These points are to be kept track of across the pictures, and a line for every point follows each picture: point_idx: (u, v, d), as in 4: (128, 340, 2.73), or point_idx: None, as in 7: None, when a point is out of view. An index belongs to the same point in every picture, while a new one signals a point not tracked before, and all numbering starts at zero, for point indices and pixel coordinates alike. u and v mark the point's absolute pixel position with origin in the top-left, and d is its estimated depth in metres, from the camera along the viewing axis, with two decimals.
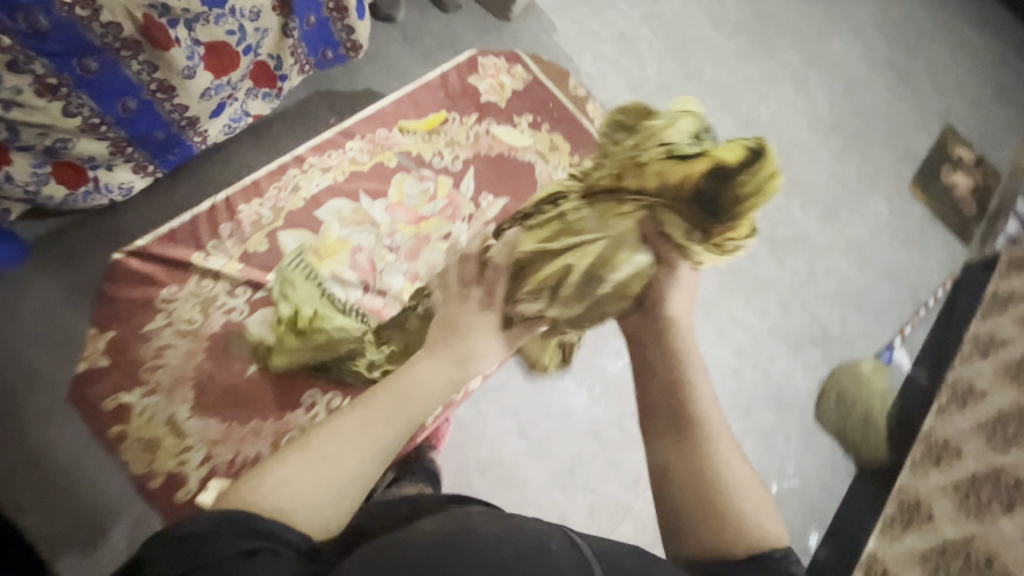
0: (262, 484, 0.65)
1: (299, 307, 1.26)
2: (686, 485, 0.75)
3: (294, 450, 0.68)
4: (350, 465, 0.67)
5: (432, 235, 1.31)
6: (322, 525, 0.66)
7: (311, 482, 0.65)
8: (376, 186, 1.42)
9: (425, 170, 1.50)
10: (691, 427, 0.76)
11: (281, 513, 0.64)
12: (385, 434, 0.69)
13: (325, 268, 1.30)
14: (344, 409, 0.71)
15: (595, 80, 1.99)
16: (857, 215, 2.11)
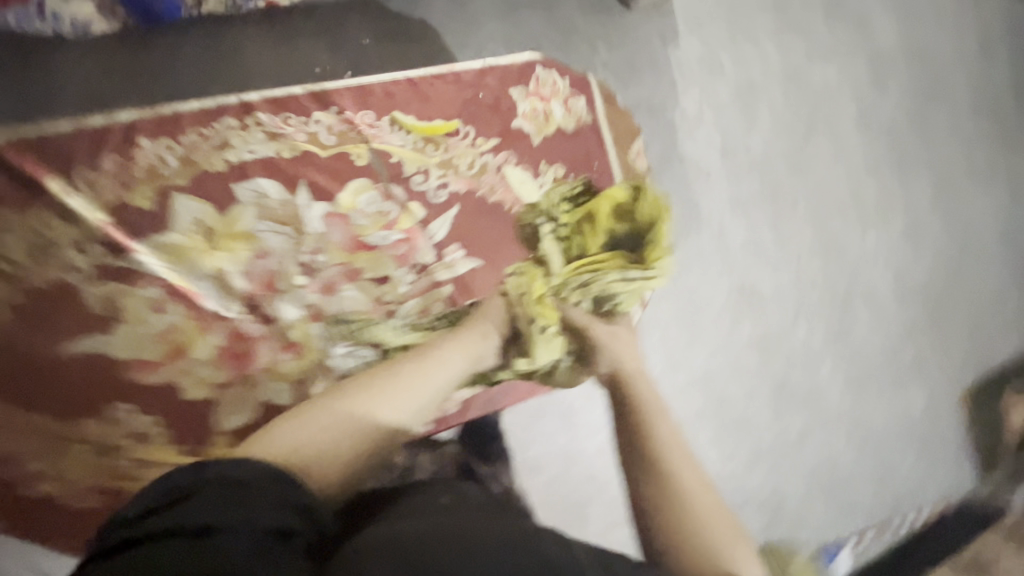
0: (274, 446, 0.71)
1: (145, 297, 0.84)
2: (693, 557, 0.73)
3: (320, 405, 0.78)
4: (353, 436, 0.75)
5: (359, 265, 0.94)
6: (325, 480, 0.70)
7: (318, 451, 0.71)
8: (326, 168, 0.93)
9: (410, 174, 0.98)
10: (691, 517, 0.78)
11: (301, 463, 0.69)
12: (416, 390, 0.84)
13: (202, 253, 0.87)
14: (372, 372, 0.85)
15: (694, 132, 1.43)
16: (890, 396, 1.49)
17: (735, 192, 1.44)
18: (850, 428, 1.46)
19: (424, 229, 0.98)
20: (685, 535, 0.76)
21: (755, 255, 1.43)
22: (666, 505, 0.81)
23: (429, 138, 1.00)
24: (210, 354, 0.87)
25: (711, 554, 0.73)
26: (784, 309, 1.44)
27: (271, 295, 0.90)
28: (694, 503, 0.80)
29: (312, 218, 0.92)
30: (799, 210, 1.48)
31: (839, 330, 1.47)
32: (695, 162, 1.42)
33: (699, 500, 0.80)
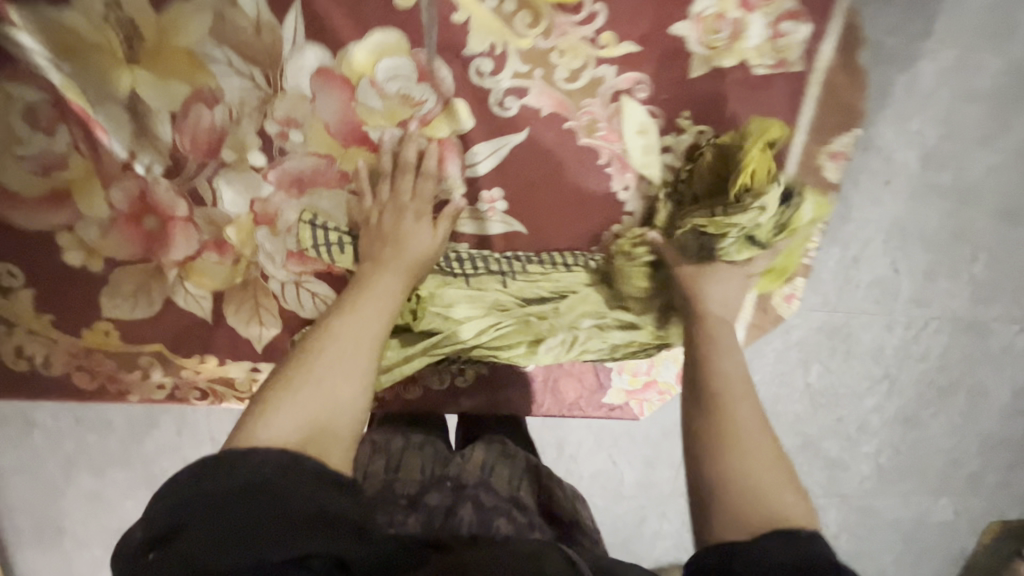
0: (276, 419, 0.41)
1: (18, 99, 0.55)
2: (732, 453, 0.41)
3: (281, 384, 0.44)
4: (362, 378, 0.47)
5: (347, 167, 0.61)
6: (358, 429, 0.44)
7: (327, 388, 0.44)
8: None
9: (473, 56, 0.59)
10: (722, 382, 0.46)
11: (332, 434, 0.42)
12: (372, 314, 0.53)
13: (112, 63, 0.54)
14: (338, 313, 0.52)
15: (910, 112, 0.72)
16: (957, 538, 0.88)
17: (907, 217, 0.76)
18: (847, 513, 0.87)
19: (463, 150, 0.62)
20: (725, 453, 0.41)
21: (877, 303, 0.79)
22: (713, 370, 0.47)
23: (527, 5, 0.58)
24: (106, 218, 0.60)
25: (758, 480, 0.40)
26: (867, 372, 0.81)
27: (208, 167, 0.59)
28: (705, 327, 0.52)
29: (293, 69, 0.57)
30: (975, 266, 0.79)
31: (911, 413, 0.84)
32: (881, 150, 0.72)
33: (732, 378, 0.46)
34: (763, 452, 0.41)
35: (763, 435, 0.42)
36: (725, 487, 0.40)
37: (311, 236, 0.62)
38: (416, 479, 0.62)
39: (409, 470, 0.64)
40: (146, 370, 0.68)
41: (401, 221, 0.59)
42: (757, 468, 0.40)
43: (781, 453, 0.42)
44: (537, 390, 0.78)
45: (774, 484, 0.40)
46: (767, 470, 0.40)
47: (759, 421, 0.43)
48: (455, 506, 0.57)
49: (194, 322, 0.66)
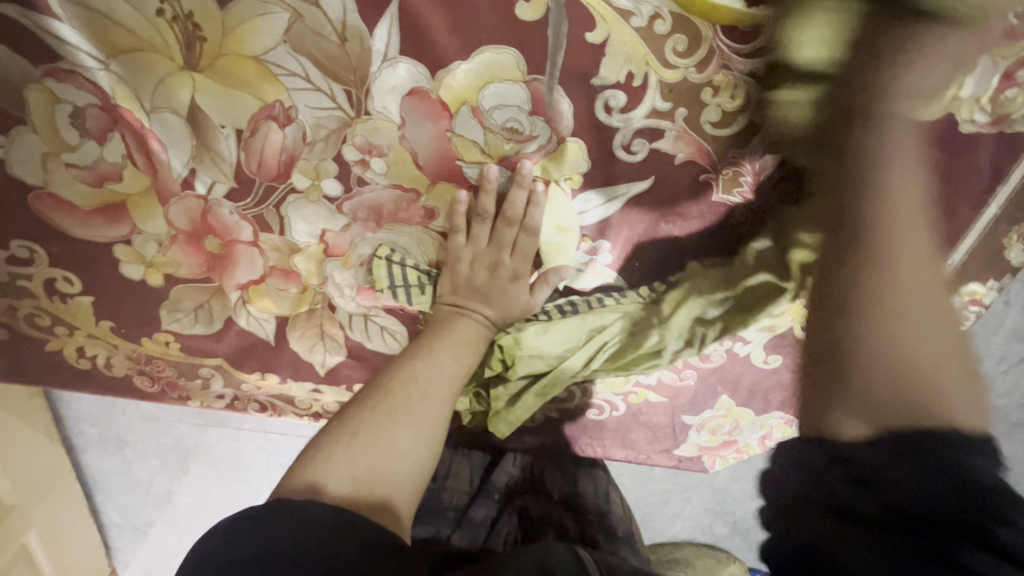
0: (336, 469, 0.45)
1: (68, 102, 0.47)
2: (878, 375, 0.39)
3: (345, 427, 0.47)
4: (422, 436, 0.48)
5: (435, 204, 0.52)
6: (408, 485, 0.47)
7: (388, 442, 0.47)
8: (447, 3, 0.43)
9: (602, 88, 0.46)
10: (880, 293, 0.41)
11: (382, 491, 0.45)
12: (444, 367, 0.51)
13: (172, 69, 0.45)
14: (410, 354, 0.52)
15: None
16: None
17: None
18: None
19: (573, 195, 0.52)
20: (847, 364, 0.41)
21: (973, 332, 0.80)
22: (870, 212, 0.43)
23: (687, 26, 0.44)
24: (166, 235, 0.54)
25: (909, 352, 0.39)
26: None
27: (276, 191, 0.51)
28: (867, 135, 0.44)
29: (379, 87, 0.46)
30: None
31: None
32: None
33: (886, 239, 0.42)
34: (921, 328, 0.40)
35: (925, 311, 0.41)
36: (862, 367, 0.40)
37: (387, 274, 0.55)
38: (462, 490, 0.69)
39: (457, 480, 0.70)
40: (207, 380, 0.65)
41: (497, 279, 0.53)
42: (911, 339, 0.39)
43: (941, 355, 0.40)
44: (607, 435, 0.73)
45: (947, 390, 0.37)
46: (947, 390, 0.37)
47: (925, 261, 0.42)
48: (499, 521, 0.64)
49: (257, 343, 0.61)
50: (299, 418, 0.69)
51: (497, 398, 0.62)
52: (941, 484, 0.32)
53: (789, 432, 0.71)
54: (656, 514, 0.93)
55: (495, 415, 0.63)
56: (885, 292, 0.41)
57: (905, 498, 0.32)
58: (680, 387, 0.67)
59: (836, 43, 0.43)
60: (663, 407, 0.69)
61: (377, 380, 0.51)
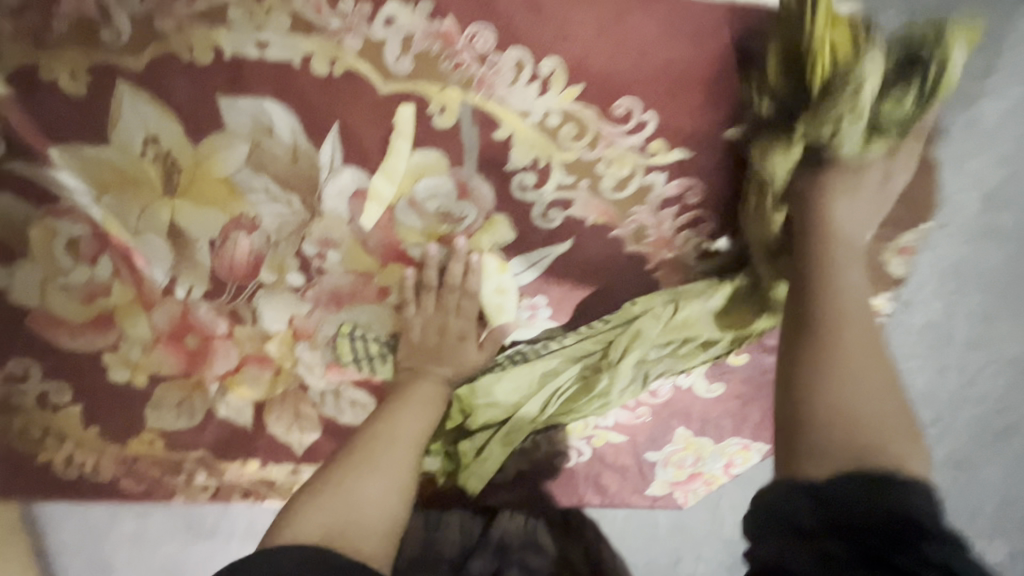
0: (309, 520, 0.48)
1: (67, 235, 0.55)
2: (828, 378, 0.46)
3: (317, 485, 0.52)
4: (388, 485, 0.52)
5: (388, 283, 0.60)
6: (380, 530, 0.50)
7: (358, 492, 0.51)
8: (377, 121, 0.53)
9: (514, 172, 0.56)
10: (839, 316, 0.49)
11: (354, 536, 0.48)
12: (404, 421, 0.56)
13: (156, 198, 0.54)
14: (375, 415, 0.58)
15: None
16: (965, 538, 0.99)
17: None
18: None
19: (505, 261, 0.60)
20: (834, 371, 0.46)
21: (930, 347, 0.89)
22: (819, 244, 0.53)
23: (573, 117, 0.55)
24: (149, 338, 0.60)
25: (856, 412, 0.45)
26: (917, 417, 0.92)
27: (246, 288, 0.58)
28: (829, 246, 0.52)
29: (330, 187, 0.55)
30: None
31: (966, 461, 0.94)
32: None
33: (855, 355, 0.47)
34: (868, 390, 0.46)
35: (874, 379, 0.47)
36: (823, 424, 0.44)
37: (351, 349, 0.62)
38: (453, 540, 0.70)
39: (448, 531, 0.70)
40: (190, 473, 0.68)
41: (445, 340, 0.60)
42: (858, 402, 0.45)
43: (904, 409, 0.46)
44: (579, 483, 0.76)
45: (891, 421, 0.44)
46: (875, 422, 0.44)
47: (877, 359, 0.47)
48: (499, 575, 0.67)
49: (238, 430, 0.66)
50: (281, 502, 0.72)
51: (465, 450, 0.67)
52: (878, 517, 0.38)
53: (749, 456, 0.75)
54: None
55: (466, 466, 0.68)
56: (835, 330, 0.48)
57: (855, 506, 0.39)
58: (638, 426, 0.72)
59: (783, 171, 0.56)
60: (625, 446, 0.74)
61: (347, 443, 0.56)
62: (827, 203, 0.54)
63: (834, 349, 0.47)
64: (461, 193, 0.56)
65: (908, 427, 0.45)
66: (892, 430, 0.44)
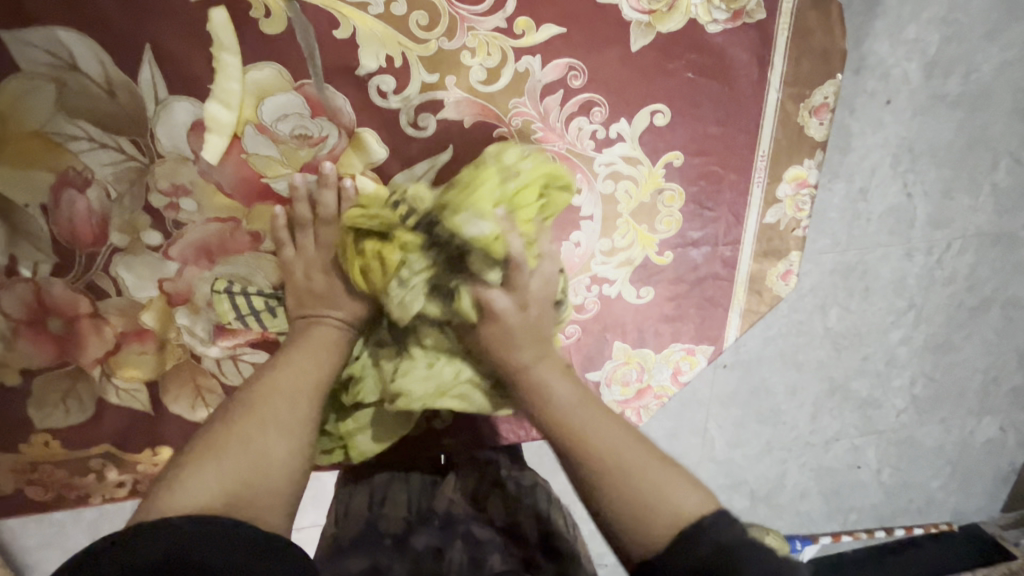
0: (200, 483, 0.41)
1: None
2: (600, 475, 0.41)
3: (206, 445, 0.44)
4: (293, 439, 0.47)
5: (260, 228, 0.54)
6: (286, 495, 0.44)
7: (258, 451, 0.45)
8: (195, 37, 0.46)
9: (368, 77, 0.50)
10: (599, 464, 0.41)
11: (258, 502, 0.42)
12: (307, 372, 0.50)
13: None
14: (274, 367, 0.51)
15: (905, 20, 0.77)
16: (926, 405, 1.03)
17: (914, 136, 0.83)
18: (888, 446, 1.05)
19: (383, 183, 0.54)
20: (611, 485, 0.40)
21: (891, 234, 0.88)
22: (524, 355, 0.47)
23: (422, 2, 0.48)
24: (7, 329, 0.54)
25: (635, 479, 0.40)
26: (890, 305, 0.93)
27: (99, 256, 0.52)
28: (529, 377, 0.47)
29: (160, 123, 0.48)
30: (997, 174, 0.89)
31: (944, 340, 0.98)
32: (879, 71, 0.78)
33: (612, 453, 0.41)
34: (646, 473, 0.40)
35: (613, 430, 0.42)
36: (620, 516, 0.39)
37: (232, 306, 0.56)
38: (399, 514, 0.60)
39: (393, 505, 0.61)
40: (101, 471, 0.63)
41: (332, 280, 0.54)
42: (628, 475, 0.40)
43: (636, 442, 0.42)
44: (523, 418, 0.72)
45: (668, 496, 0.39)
46: (639, 464, 0.40)
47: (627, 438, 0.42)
48: (446, 548, 0.55)
49: (140, 417, 0.61)
50: None
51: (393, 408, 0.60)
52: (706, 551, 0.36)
53: (696, 361, 0.72)
54: None
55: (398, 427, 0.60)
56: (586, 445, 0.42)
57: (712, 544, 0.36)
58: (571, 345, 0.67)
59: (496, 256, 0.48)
60: None
61: (242, 397, 0.49)
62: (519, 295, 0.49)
63: (598, 468, 0.41)
64: (313, 110, 0.50)
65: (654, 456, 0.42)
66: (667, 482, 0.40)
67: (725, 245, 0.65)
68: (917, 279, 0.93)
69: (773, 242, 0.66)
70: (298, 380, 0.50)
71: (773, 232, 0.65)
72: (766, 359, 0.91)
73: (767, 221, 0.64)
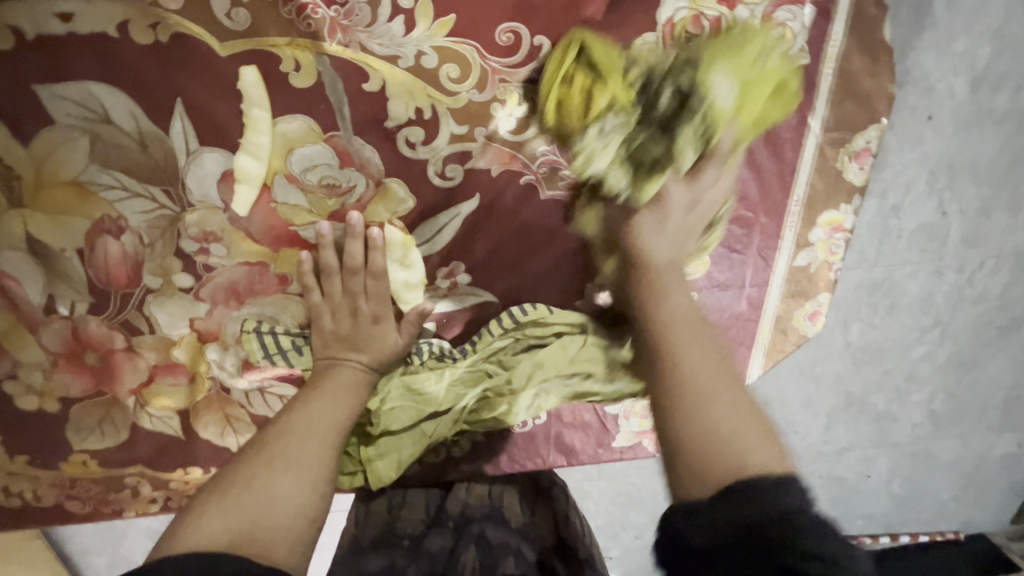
0: (214, 522, 0.43)
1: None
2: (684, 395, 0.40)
3: (223, 485, 0.47)
4: (306, 478, 0.48)
5: (287, 271, 0.54)
6: (291, 531, 0.45)
7: (272, 489, 0.46)
8: (224, 91, 0.46)
9: (397, 128, 0.49)
10: (670, 354, 0.42)
11: (260, 541, 0.43)
12: (325, 413, 0.52)
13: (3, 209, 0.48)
14: (293, 406, 0.53)
15: (955, 33, 0.72)
16: (951, 425, 0.99)
17: (955, 152, 0.79)
18: (902, 457, 1.01)
19: (410, 231, 0.54)
20: (690, 410, 0.39)
21: (922, 252, 0.84)
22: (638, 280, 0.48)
23: (452, 55, 0.47)
24: (46, 361, 0.56)
25: (721, 426, 0.38)
26: (916, 324, 0.90)
27: (133, 296, 0.53)
28: (652, 278, 0.47)
29: (191, 174, 0.49)
30: None
31: (974, 363, 0.95)
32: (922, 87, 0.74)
33: (684, 341, 0.42)
34: (729, 419, 0.39)
35: (701, 353, 0.42)
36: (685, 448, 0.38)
37: (260, 345, 0.57)
38: (417, 518, 0.67)
39: (412, 509, 0.68)
40: (135, 488, 0.66)
41: (359, 324, 0.55)
42: (723, 419, 0.39)
43: (732, 386, 0.41)
44: (540, 445, 0.73)
45: (737, 437, 0.38)
46: (730, 417, 0.39)
47: (723, 373, 0.41)
48: (458, 551, 0.62)
49: (171, 440, 0.63)
50: None
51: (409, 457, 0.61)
52: (753, 517, 0.33)
53: None
54: (637, 498, 0.92)
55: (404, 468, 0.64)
56: (680, 377, 0.41)
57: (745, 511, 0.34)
58: None
59: (653, 141, 0.48)
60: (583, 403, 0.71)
61: (259, 436, 0.51)
62: (636, 234, 0.48)
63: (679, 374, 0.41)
64: (340, 159, 0.50)
65: (763, 428, 0.39)
66: (735, 436, 0.38)
67: (752, 288, 0.63)
68: (947, 300, 0.89)
69: (802, 285, 0.64)
70: (314, 418, 0.51)
71: (803, 275, 0.63)
72: (784, 375, 0.90)
73: (798, 264, 0.63)
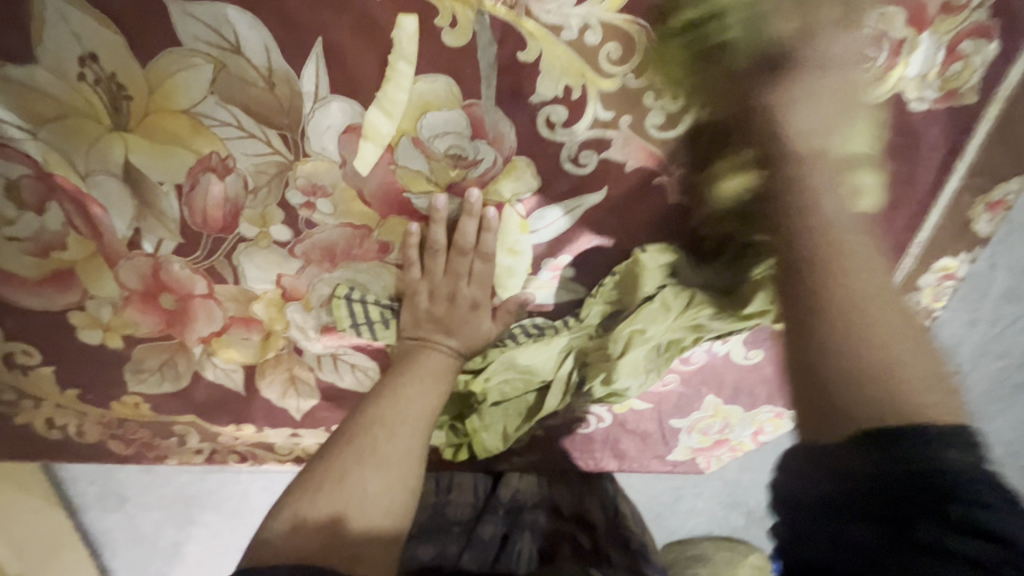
0: (305, 523, 0.42)
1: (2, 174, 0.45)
2: (872, 365, 0.35)
3: (308, 479, 0.44)
4: (395, 472, 0.45)
5: (391, 240, 0.51)
6: (384, 532, 0.44)
7: (360, 486, 0.44)
8: (371, 38, 0.42)
9: (540, 105, 0.46)
10: (834, 281, 0.37)
11: (355, 544, 0.42)
12: (411, 403, 0.48)
13: (101, 131, 0.44)
14: (377, 392, 0.49)
15: None
16: None
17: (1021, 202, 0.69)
18: None
19: (526, 216, 0.51)
20: (864, 378, 0.34)
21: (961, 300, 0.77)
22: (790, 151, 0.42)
23: (618, 35, 0.43)
24: (119, 297, 0.53)
25: (899, 373, 0.34)
26: None
27: (225, 243, 0.50)
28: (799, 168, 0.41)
29: (313, 121, 0.45)
30: None
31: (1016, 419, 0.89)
32: None
33: (851, 260, 0.38)
34: (908, 354, 0.35)
35: (906, 345, 0.36)
36: (848, 407, 0.34)
37: (349, 313, 0.54)
38: (466, 503, 0.65)
39: (460, 492, 0.65)
40: (183, 437, 0.64)
41: (457, 308, 0.52)
42: (897, 367, 0.35)
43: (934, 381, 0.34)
44: (597, 448, 0.72)
45: (918, 392, 0.34)
46: (914, 382, 0.34)
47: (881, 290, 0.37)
48: (512, 538, 0.60)
49: (230, 395, 0.61)
50: (282, 464, 0.68)
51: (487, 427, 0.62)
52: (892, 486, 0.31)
53: (780, 424, 0.71)
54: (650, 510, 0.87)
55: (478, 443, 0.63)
56: (853, 322, 0.36)
57: (870, 469, 0.31)
58: (664, 392, 0.67)
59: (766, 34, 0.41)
60: (649, 413, 0.69)
61: (343, 426, 0.48)
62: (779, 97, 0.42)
63: (855, 350, 0.35)
64: (474, 130, 0.46)
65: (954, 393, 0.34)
66: (923, 396, 0.33)
67: None
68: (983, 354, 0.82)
69: None
70: (401, 408, 0.48)
71: None
72: None
73: None
